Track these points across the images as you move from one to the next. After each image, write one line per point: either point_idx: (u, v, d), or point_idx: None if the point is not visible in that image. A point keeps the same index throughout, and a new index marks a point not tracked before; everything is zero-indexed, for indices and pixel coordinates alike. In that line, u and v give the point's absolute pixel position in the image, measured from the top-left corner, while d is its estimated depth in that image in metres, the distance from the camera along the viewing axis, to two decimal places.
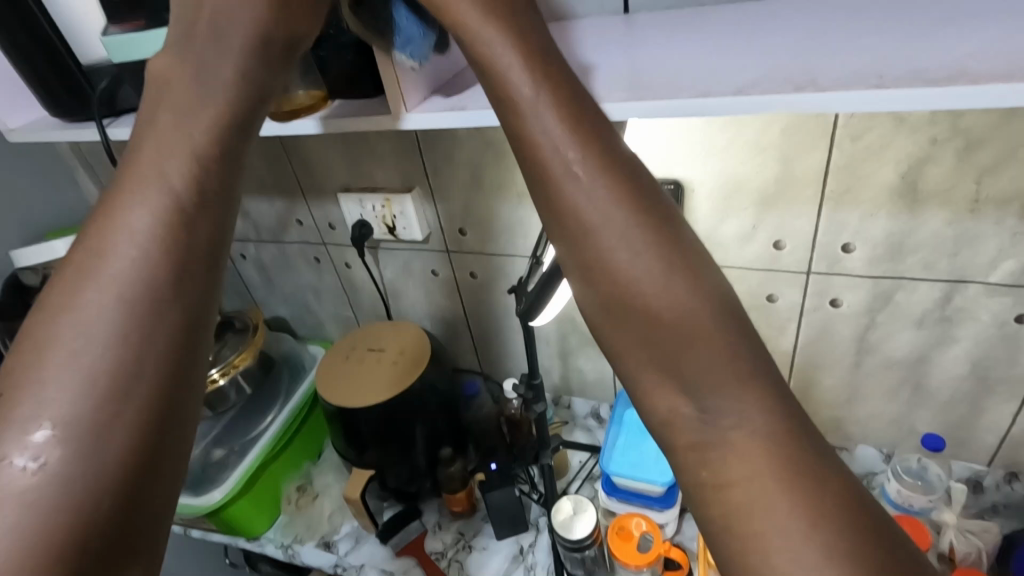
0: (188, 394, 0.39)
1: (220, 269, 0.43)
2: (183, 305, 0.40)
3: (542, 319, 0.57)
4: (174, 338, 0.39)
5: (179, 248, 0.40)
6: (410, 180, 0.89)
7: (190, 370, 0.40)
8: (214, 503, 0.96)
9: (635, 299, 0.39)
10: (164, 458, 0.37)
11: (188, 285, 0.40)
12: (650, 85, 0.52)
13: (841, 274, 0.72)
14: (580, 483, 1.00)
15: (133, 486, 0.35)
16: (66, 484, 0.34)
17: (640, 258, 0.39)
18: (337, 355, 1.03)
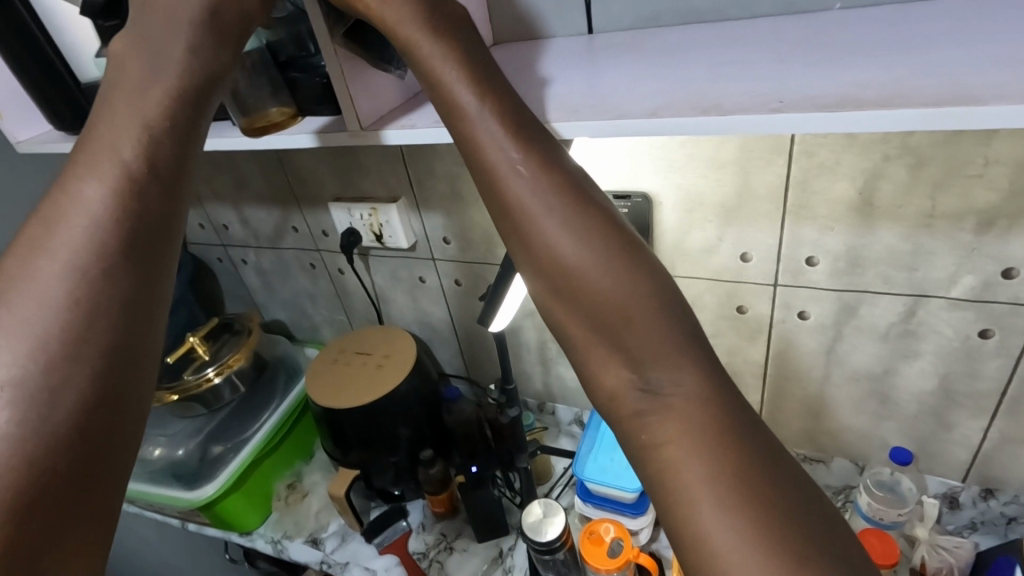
0: (142, 361, 0.43)
1: (171, 248, 0.47)
2: (134, 274, 0.44)
3: (499, 326, 0.60)
4: (126, 309, 0.43)
5: (130, 228, 0.44)
6: (395, 191, 0.93)
7: (143, 335, 0.44)
8: (206, 496, 1.00)
9: (574, 277, 0.42)
10: (121, 418, 0.41)
11: (138, 261, 0.44)
12: (575, 105, 0.53)
13: (806, 287, 0.73)
14: (561, 489, 1.02)
15: (89, 441, 0.39)
16: (21, 438, 0.37)
17: (574, 231, 0.43)
18: (326, 358, 1.07)
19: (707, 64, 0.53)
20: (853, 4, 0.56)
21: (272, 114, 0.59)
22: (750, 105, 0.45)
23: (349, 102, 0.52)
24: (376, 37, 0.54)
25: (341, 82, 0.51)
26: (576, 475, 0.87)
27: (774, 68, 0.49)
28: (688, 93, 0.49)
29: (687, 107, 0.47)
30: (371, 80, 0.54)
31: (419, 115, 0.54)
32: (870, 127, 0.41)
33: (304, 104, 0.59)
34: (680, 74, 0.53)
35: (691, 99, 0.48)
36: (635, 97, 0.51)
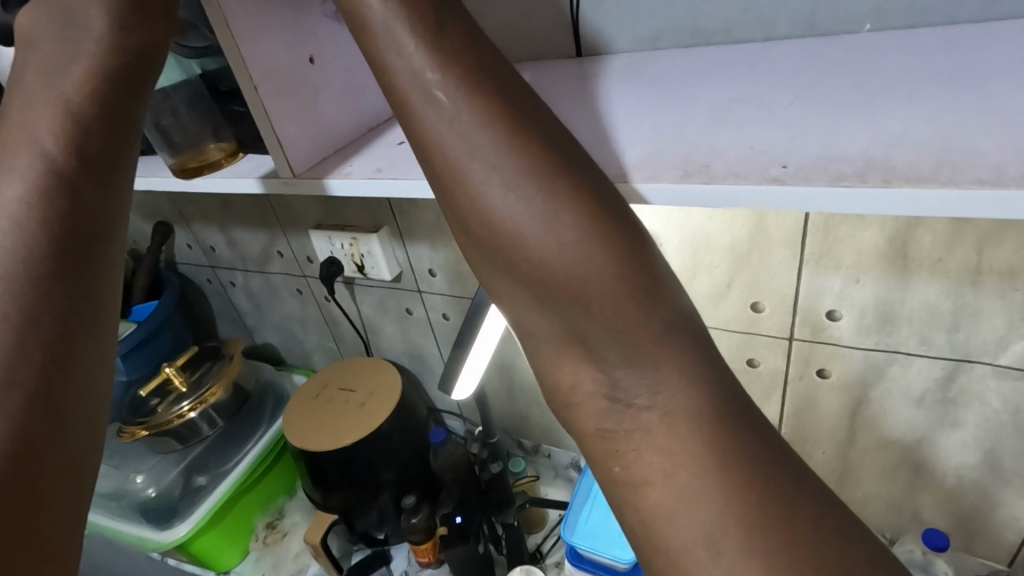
0: (79, 380, 0.39)
1: (101, 265, 0.42)
2: (66, 283, 0.40)
3: (464, 394, 0.52)
4: (55, 332, 0.38)
5: (54, 250, 0.40)
6: (377, 220, 0.86)
7: (75, 347, 0.39)
8: (179, 536, 0.95)
9: (552, 270, 0.35)
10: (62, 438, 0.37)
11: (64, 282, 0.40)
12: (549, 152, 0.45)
13: (828, 343, 0.64)
14: (555, 540, 0.95)
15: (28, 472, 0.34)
16: None
17: (586, 256, 0.34)
18: (308, 393, 1.01)
19: (708, 102, 0.45)
20: (885, 26, 0.47)
21: (210, 151, 0.53)
22: (745, 168, 0.37)
23: (275, 144, 0.45)
24: (315, 69, 0.47)
25: (265, 124, 0.44)
26: (563, 538, 0.80)
27: (785, 108, 0.41)
28: (683, 142, 0.41)
29: (671, 164, 0.39)
30: (312, 118, 0.47)
31: (365, 159, 0.47)
32: (878, 207, 0.33)
33: (247, 140, 0.52)
34: (676, 113, 0.45)
35: (678, 152, 0.40)
36: (619, 140, 0.43)
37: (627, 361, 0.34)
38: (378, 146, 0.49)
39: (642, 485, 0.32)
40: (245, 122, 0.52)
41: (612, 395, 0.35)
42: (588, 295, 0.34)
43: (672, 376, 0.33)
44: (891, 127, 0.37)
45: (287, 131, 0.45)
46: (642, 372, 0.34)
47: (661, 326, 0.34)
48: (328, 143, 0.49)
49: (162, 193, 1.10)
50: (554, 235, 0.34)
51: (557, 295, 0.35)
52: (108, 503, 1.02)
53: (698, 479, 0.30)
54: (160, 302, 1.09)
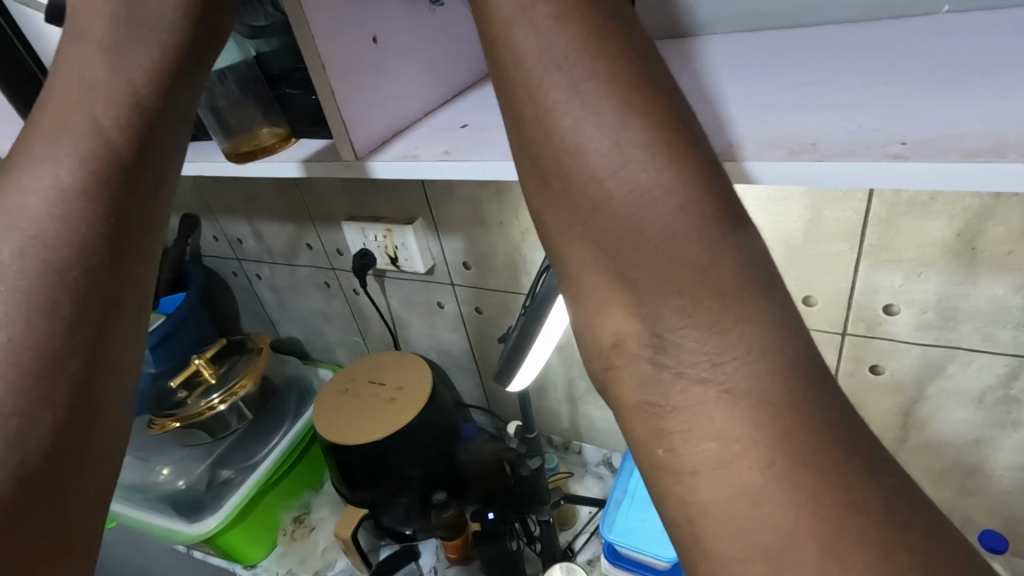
0: (108, 383, 0.38)
1: (142, 260, 0.41)
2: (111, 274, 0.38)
3: (518, 386, 0.51)
4: (96, 327, 0.37)
5: (103, 242, 0.38)
6: (411, 211, 0.85)
7: (112, 342, 0.38)
8: (208, 530, 0.95)
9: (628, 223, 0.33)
10: (90, 434, 0.36)
11: (100, 278, 0.37)
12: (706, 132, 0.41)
13: (883, 339, 0.62)
14: (587, 537, 0.94)
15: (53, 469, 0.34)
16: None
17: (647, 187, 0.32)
18: (338, 386, 1.00)
19: (775, 93, 0.44)
20: (965, 9, 0.46)
21: (262, 137, 0.51)
22: (844, 148, 0.36)
23: (339, 126, 0.44)
24: (378, 49, 0.46)
25: (332, 105, 0.43)
26: (602, 535, 0.79)
27: (865, 98, 0.40)
28: (762, 128, 0.40)
29: (754, 144, 0.39)
30: (371, 101, 0.46)
31: (425, 142, 0.46)
32: (976, 182, 0.32)
33: (299, 125, 0.51)
34: (744, 103, 0.43)
35: (772, 131, 0.39)
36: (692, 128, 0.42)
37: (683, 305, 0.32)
38: (438, 131, 0.47)
39: (698, 472, 0.29)
40: (296, 105, 0.51)
41: (659, 355, 0.32)
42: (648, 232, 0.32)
43: (751, 349, 0.30)
44: (988, 111, 0.35)
45: (352, 113, 0.44)
46: (699, 323, 0.31)
47: (730, 273, 0.31)
48: (387, 127, 0.48)
49: (189, 185, 1.10)
50: (614, 165, 0.33)
51: (611, 227, 0.34)
52: (135, 495, 1.01)
53: (760, 468, 0.28)
54: (187, 295, 1.08)
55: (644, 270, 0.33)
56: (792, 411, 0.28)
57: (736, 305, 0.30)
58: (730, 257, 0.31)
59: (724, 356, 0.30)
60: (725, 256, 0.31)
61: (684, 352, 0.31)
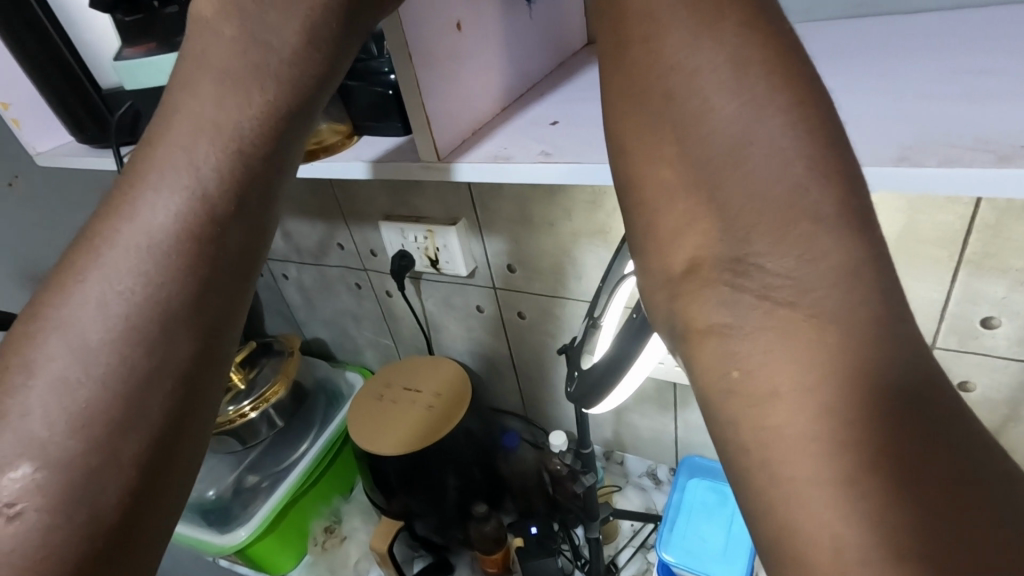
0: (196, 421, 0.33)
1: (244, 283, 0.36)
2: (211, 294, 0.34)
3: (599, 410, 0.51)
4: (197, 352, 0.33)
5: (198, 257, 0.33)
6: (454, 212, 0.81)
7: (210, 370, 0.34)
8: (239, 541, 0.91)
9: (731, 139, 0.29)
10: (176, 472, 0.32)
11: (195, 300, 0.33)
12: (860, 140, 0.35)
13: (977, 353, 0.58)
14: (631, 553, 0.90)
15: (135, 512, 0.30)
16: (66, 537, 0.28)
17: (743, 104, 0.29)
18: (367, 396, 0.96)
19: (896, 90, 0.39)
20: None
21: (323, 133, 0.49)
22: (1001, 148, 0.32)
23: (421, 126, 0.43)
24: (461, 35, 0.44)
25: (415, 103, 0.42)
26: (658, 551, 0.75)
27: (1012, 97, 0.35)
28: (896, 127, 0.36)
29: (881, 150, 0.34)
30: (446, 96, 0.43)
31: (512, 142, 0.45)
32: None
33: (360, 120, 0.49)
34: (864, 101, 0.39)
35: (903, 131, 0.35)
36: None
37: (772, 230, 0.28)
38: (511, 130, 0.46)
39: (780, 394, 0.26)
40: (358, 99, 0.48)
41: (736, 278, 0.29)
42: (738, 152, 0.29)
43: (879, 325, 0.25)
44: None
45: (434, 109, 0.43)
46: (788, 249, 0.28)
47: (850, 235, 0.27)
48: (462, 125, 0.46)
49: None
50: (708, 78, 0.30)
51: (693, 143, 0.30)
52: None
53: (844, 393, 0.25)
54: None
55: (727, 188, 0.29)
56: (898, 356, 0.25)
57: (860, 284, 0.26)
58: (890, 265, 0.27)
59: (815, 286, 0.27)
60: (831, 185, 0.27)
61: (771, 278, 0.28)
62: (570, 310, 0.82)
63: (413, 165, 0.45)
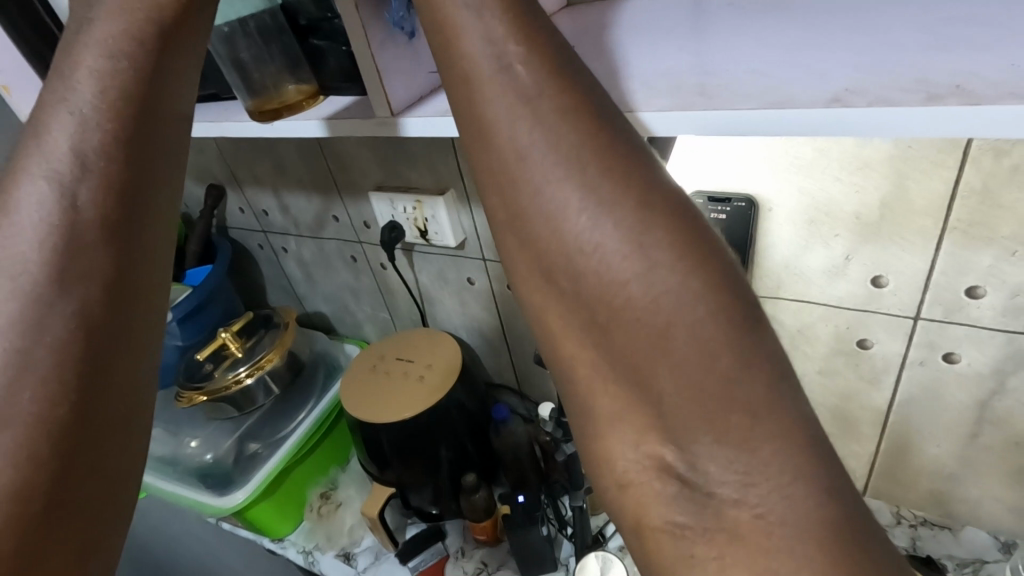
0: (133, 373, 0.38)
1: (155, 274, 0.39)
2: (144, 252, 0.39)
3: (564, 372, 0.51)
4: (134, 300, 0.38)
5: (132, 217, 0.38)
6: (443, 182, 0.81)
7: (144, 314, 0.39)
8: (236, 504, 0.94)
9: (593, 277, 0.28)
10: (123, 404, 0.37)
11: (117, 286, 0.37)
12: (810, 92, 0.35)
13: (963, 324, 0.56)
14: (619, 523, 0.90)
15: (89, 434, 0.36)
16: (35, 453, 0.34)
17: (655, 273, 0.27)
18: (365, 363, 0.98)
19: (866, 42, 0.38)
20: None
21: (289, 93, 0.51)
22: (937, 88, 0.32)
23: (373, 80, 0.44)
24: None
25: (366, 55, 0.43)
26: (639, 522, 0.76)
27: (987, 47, 0.35)
28: (846, 72, 0.36)
29: (822, 91, 0.35)
30: (400, 57, 0.45)
31: None
32: None
33: (327, 81, 0.50)
34: (827, 50, 0.38)
35: (851, 75, 0.35)
36: (775, 79, 0.37)
37: (695, 403, 0.26)
38: None
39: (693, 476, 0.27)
40: (326, 59, 0.49)
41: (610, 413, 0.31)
42: (660, 327, 0.27)
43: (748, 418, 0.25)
44: None
45: (386, 62, 0.44)
46: (714, 419, 0.26)
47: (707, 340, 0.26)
48: (413, 86, 0.47)
49: (214, 153, 1.06)
50: (608, 250, 0.28)
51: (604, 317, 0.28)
52: (164, 466, 1.02)
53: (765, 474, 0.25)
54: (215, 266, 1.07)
55: (649, 362, 0.27)
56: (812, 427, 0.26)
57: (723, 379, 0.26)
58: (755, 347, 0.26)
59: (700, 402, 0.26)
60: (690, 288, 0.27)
61: (699, 448, 0.26)
62: None
63: (361, 121, 0.47)
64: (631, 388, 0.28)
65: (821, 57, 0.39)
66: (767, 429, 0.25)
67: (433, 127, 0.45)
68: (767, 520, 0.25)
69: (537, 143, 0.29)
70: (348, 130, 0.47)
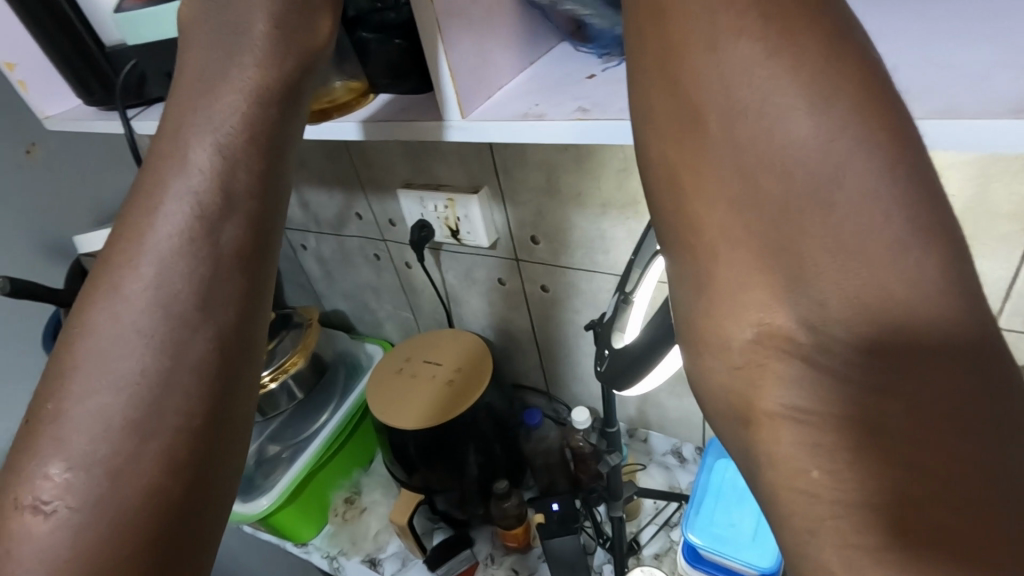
0: (236, 385, 0.37)
1: (262, 305, 0.39)
2: (235, 266, 0.38)
3: (624, 390, 0.48)
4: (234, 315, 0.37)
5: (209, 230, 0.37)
6: (476, 180, 0.77)
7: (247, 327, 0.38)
8: (260, 510, 0.91)
9: (758, 126, 0.31)
10: (231, 418, 0.36)
11: (230, 312, 0.37)
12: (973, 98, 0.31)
13: None
14: (654, 531, 0.88)
15: (201, 450, 0.34)
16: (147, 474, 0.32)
17: (824, 131, 0.29)
18: (388, 367, 0.95)
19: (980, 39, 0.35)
20: None
21: (337, 92, 0.48)
22: None
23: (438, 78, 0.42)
24: None
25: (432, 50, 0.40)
26: (683, 533, 0.73)
27: None
28: (1003, 71, 0.33)
29: (994, 105, 0.31)
30: (466, 54, 0.42)
31: (545, 97, 0.44)
32: None
33: (374, 79, 0.47)
34: (943, 53, 0.36)
35: (1015, 80, 0.32)
36: (898, 83, 0.34)
37: (840, 257, 0.29)
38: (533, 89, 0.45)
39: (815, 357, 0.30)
40: (372, 54, 0.46)
41: None
42: (818, 186, 0.30)
43: (895, 278, 0.28)
44: None
45: (455, 60, 0.41)
46: (852, 266, 0.29)
47: (859, 197, 0.29)
48: (476, 83, 0.44)
49: None
50: (775, 102, 0.30)
51: (760, 168, 0.31)
52: None
53: (878, 390, 0.27)
54: None
55: (796, 215, 0.30)
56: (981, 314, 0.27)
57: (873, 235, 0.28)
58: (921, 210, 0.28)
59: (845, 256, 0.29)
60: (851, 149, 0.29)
61: (828, 297, 0.29)
62: (595, 284, 0.79)
63: (421, 122, 0.44)
64: (768, 241, 0.32)
65: (941, 56, 0.35)
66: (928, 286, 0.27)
67: (494, 129, 0.42)
68: (891, 370, 0.28)
69: (715, 23, 0.32)
70: (399, 133, 0.45)
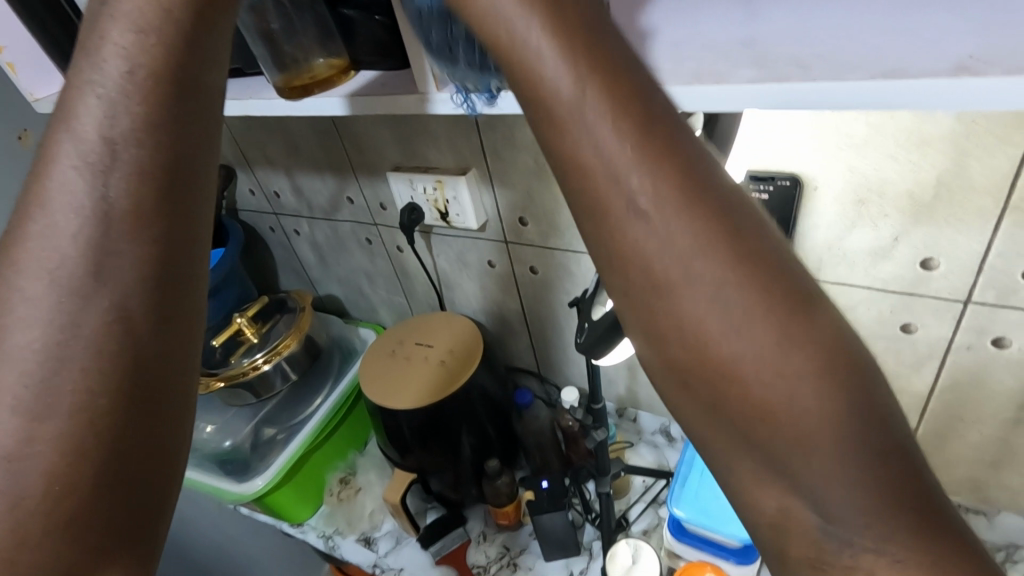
0: (164, 365, 0.35)
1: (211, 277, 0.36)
2: (174, 233, 0.35)
3: (604, 361, 0.49)
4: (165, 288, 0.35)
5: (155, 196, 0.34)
6: (465, 162, 0.78)
7: (179, 301, 0.35)
8: (255, 490, 0.93)
9: (608, 203, 0.29)
10: (159, 396, 0.34)
11: (156, 285, 0.34)
12: (917, 61, 0.32)
13: (1015, 309, 0.54)
14: (642, 508, 0.89)
15: (127, 433, 0.33)
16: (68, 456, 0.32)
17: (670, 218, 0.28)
18: (383, 349, 0.96)
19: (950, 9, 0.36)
20: None
21: (320, 68, 0.49)
22: None
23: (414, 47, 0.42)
24: None
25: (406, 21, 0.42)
26: (669, 507, 0.75)
27: None
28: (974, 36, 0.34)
29: (938, 62, 0.32)
30: None
31: None
32: None
33: (358, 55, 0.48)
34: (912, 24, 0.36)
35: (967, 42, 0.33)
36: (870, 51, 0.35)
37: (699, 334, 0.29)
38: None
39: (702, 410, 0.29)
40: (355, 29, 0.47)
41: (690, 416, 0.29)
42: (673, 271, 0.28)
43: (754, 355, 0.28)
44: None
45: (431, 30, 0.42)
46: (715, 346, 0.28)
47: (714, 280, 0.28)
48: None
49: (223, 134, 1.03)
50: (624, 181, 0.29)
51: (622, 246, 0.29)
52: None
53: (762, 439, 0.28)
54: (227, 251, 1.04)
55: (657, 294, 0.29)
56: (860, 363, 0.27)
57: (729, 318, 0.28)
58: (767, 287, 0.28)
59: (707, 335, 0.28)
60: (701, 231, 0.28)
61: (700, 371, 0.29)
62: (583, 264, 0.80)
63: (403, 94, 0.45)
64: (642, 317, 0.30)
65: (909, 23, 0.36)
66: (808, 366, 0.27)
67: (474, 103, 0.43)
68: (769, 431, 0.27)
69: (566, 71, 0.29)
70: (379, 108, 0.46)
